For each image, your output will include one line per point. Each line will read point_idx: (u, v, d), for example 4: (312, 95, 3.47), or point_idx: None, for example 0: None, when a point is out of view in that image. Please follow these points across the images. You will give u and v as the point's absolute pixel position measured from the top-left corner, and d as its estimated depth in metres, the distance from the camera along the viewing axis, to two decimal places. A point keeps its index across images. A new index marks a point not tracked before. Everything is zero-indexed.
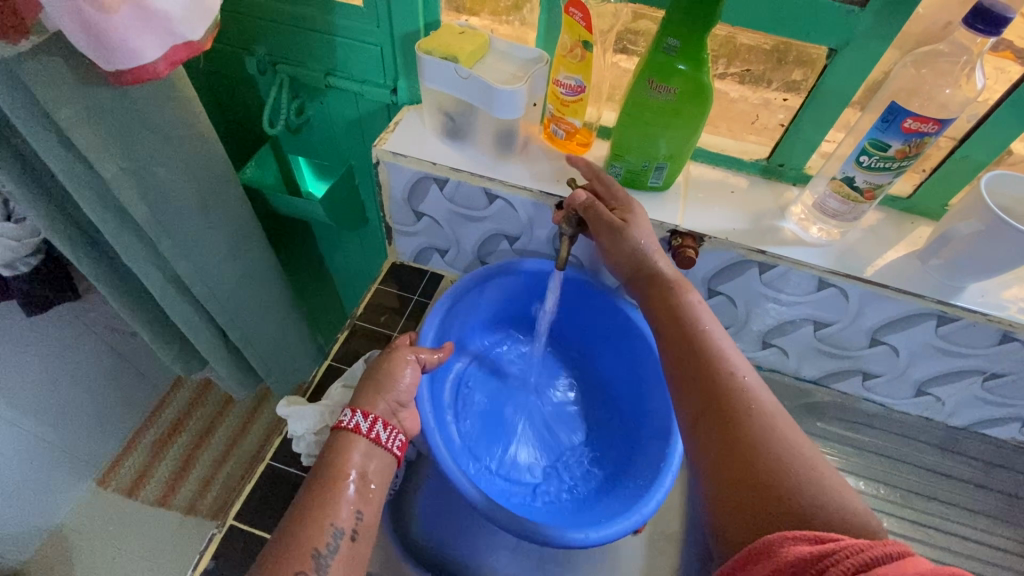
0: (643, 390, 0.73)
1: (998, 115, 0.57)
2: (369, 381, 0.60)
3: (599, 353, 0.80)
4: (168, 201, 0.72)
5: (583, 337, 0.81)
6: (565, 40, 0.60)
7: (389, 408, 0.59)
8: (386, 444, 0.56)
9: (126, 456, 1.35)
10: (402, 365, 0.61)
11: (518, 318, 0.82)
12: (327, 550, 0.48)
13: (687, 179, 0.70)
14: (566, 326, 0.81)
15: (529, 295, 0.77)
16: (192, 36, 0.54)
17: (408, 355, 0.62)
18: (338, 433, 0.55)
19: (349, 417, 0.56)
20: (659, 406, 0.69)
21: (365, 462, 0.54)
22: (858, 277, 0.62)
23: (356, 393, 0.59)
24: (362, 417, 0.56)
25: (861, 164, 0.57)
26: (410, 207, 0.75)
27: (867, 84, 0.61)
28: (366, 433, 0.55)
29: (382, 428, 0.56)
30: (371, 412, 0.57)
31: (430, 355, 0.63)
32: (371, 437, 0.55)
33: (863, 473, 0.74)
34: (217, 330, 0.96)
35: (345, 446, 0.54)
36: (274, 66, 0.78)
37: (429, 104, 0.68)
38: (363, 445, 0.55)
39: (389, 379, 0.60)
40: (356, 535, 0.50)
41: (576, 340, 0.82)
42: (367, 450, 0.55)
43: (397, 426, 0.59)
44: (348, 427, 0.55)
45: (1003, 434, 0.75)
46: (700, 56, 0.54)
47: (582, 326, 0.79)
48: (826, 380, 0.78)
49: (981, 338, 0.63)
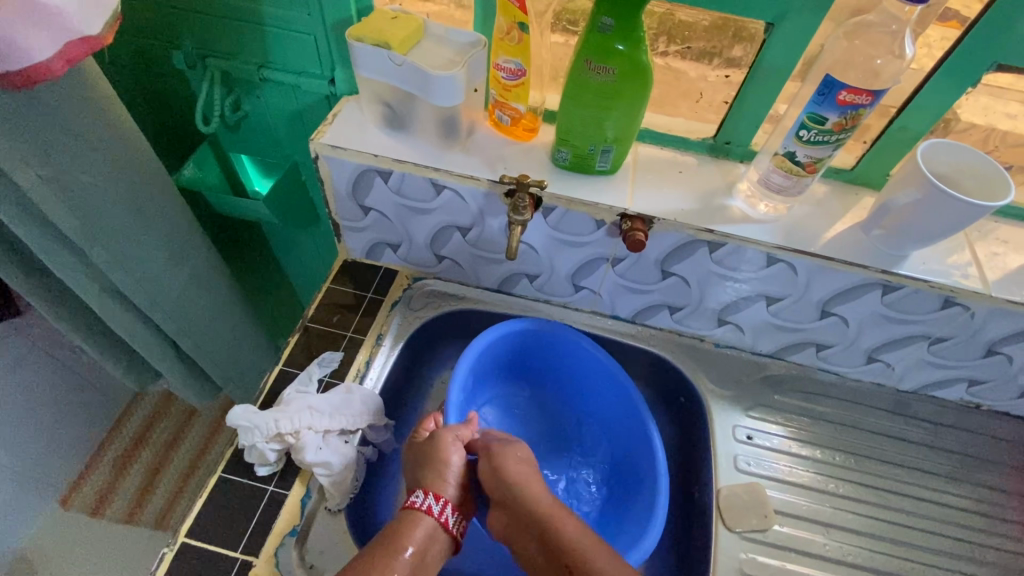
0: (616, 425, 0.77)
1: (932, 83, 0.59)
2: (425, 464, 0.60)
3: (568, 390, 0.81)
4: (98, 209, 0.68)
5: (551, 376, 0.81)
6: (501, 23, 0.58)
7: (455, 492, 0.59)
8: (453, 528, 0.56)
9: (88, 475, 1.30)
10: (455, 449, 0.62)
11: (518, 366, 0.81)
12: None
13: (635, 161, 0.69)
14: (535, 368, 0.81)
15: (515, 341, 0.77)
16: (88, 30, 0.50)
17: (453, 435, 0.63)
18: (409, 513, 0.55)
19: (421, 499, 0.56)
20: (637, 445, 0.74)
21: (427, 543, 0.54)
22: (804, 251, 0.63)
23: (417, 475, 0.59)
24: (433, 499, 0.56)
25: (801, 138, 0.57)
26: (356, 201, 0.72)
27: (805, 58, 0.61)
28: (436, 515, 0.55)
29: (451, 513, 0.57)
30: (443, 496, 0.57)
31: (468, 432, 0.64)
32: (441, 519, 0.55)
33: (820, 443, 0.76)
34: (165, 339, 0.91)
35: (416, 522, 0.55)
36: (204, 60, 0.74)
37: (367, 94, 0.65)
38: (430, 526, 0.55)
39: (444, 459, 0.60)
40: None
41: (545, 378, 0.82)
42: (432, 531, 0.55)
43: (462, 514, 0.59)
44: (420, 507, 0.55)
45: (951, 395, 0.78)
46: (637, 34, 0.53)
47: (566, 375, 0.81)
48: (782, 353, 0.78)
49: (924, 305, 0.65)
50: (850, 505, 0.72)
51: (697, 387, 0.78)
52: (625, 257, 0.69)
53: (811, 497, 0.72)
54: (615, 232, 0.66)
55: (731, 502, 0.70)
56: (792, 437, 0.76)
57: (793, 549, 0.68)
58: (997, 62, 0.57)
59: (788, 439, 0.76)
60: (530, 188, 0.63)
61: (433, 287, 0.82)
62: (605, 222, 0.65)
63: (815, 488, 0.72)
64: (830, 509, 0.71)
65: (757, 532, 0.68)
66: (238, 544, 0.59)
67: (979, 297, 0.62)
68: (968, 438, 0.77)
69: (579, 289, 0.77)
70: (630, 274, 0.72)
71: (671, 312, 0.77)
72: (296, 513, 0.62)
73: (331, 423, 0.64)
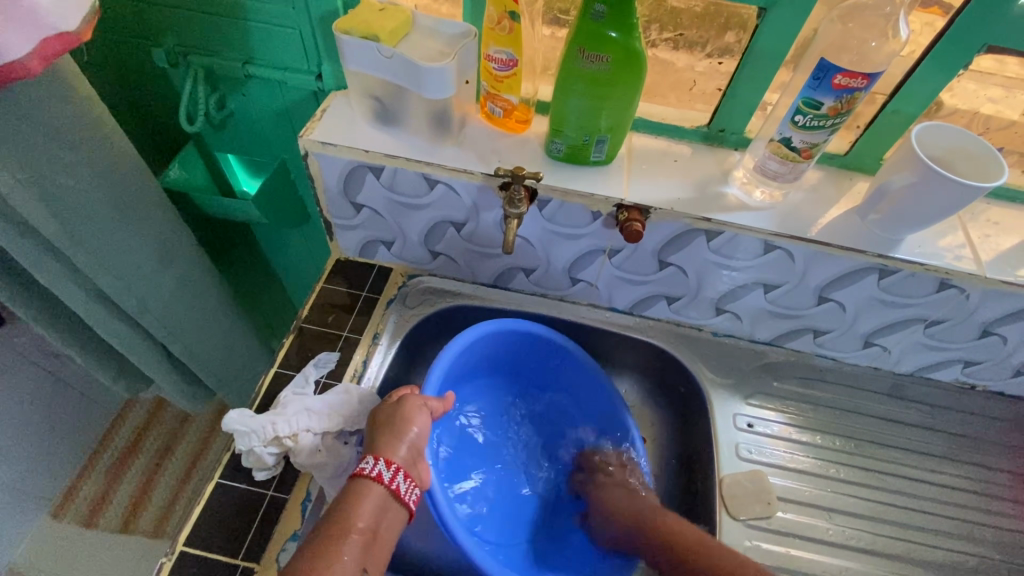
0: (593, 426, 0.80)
1: (924, 66, 0.59)
2: (383, 426, 0.58)
3: (551, 388, 0.82)
4: (81, 212, 0.66)
5: (536, 380, 0.82)
6: (491, 13, 0.57)
7: (411, 457, 0.58)
8: (406, 496, 0.55)
9: (80, 485, 1.27)
10: (416, 412, 0.60)
11: (501, 361, 0.79)
12: None
13: (630, 151, 0.68)
14: (523, 370, 0.81)
15: (503, 341, 0.76)
16: (65, 26, 0.48)
17: (419, 402, 0.61)
18: (358, 482, 0.54)
19: (371, 465, 0.55)
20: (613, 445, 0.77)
21: (378, 515, 0.53)
22: (801, 238, 0.63)
23: (372, 440, 0.58)
24: (384, 466, 0.55)
25: (797, 124, 0.57)
26: (348, 199, 0.71)
27: (798, 42, 0.61)
28: (387, 484, 0.54)
29: (402, 479, 0.55)
30: (394, 462, 0.56)
31: (440, 405, 0.63)
32: (392, 488, 0.54)
33: (819, 428, 0.76)
34: (155, 344, 0.89)
35: (364, 493, 0.53)
36: (186, 57, 0.72)
37: (356, 89, 0.64)
38: (381, 495, 0.54)
39: (404, 422, 0.59)
40: None
41: (531, 380, 0.82)
42: (384, 501, 0.54)
43: (417, 477, 0.58)
44: (370, 475, 0.54)
45: (947, 376, 0.78)
46: (630, 21, 0.53)
47: (546, 371, 0.81)
48: (779, 340, 0.78)
49: (920, 287, 0.65)
50: (850, 489, 0.72)
51: (696, 376, 0.78)
52: (622, 248, 0.69)
53: (812, 482, 0.72)
54: (611, 223, 0.66)
55: (733, 491, 0.70)
56: (791, 423, 0.76)
57: (797, 535, 0.68)
58: (988, 43, 0.57)
59: (788, 425, 0.76)
60: (524, 180, 0.61)
61: (428, 284, 0.81)
62: (601, 213, 0.65)
63: (815, 473, 0.73)
64: (831, 493, 0.71)
65: (760, 519, 0.68)
66: (239, 550, 0.58)
67: (974, 278, 0.62)
68: (964, 419, 0.78)
69: (576, 283, 0.77)
70: (627, 265, 0.71)
71: (669, 302, 0.76)
72: (297, 516, 0.61)
73: (329, 424, 0.63)
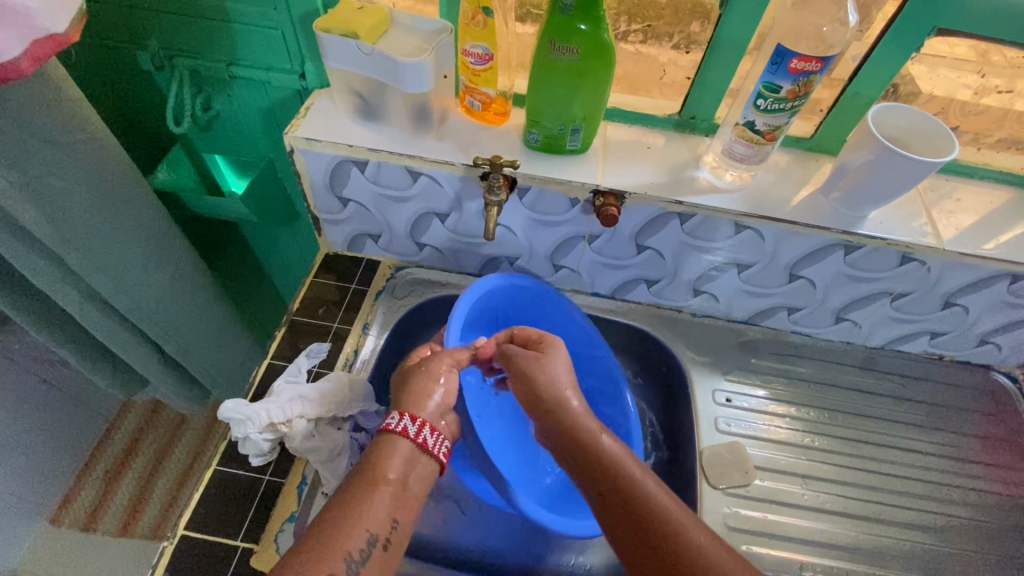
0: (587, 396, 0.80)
1: (878, 51, 0.63)
2: (401, 390, 0.61)
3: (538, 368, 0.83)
4: (73, 212, 0.67)
5: None
6: (466, 8, 0.60)
7: (435, 413, 0.60)
8: (432, 448, 0.57)
9: (79, 490, 1.28)
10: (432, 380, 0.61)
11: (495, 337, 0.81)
12: (359, 556, 0.48)
13: (605, 140, 0.71)
14: None
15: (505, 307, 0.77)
16: (54, 28, 0.50)
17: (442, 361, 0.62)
18: (385, 437, 0.56)
19: (395, 420, 0.57)
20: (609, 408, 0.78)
21: (408, 469, 0.55)
22: (769, 218, 0.66)
23: (395, 401, 0.61)
24: (409, 421, 0.57)
25: (759, 107, 0.60)
26: (334, 193, 0.73)
27: (759, 31, 0.64)
28: (413, 436, 0.56)
29: (429, 432, 0.57)
30: (418, 416, 0.58)
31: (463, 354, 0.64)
32: (419, 440, 0.56)
33: (796, 401, 0.79)
34: (150, 343, 0.91)
35: (391, 447, 0.55)
36: (171, 60, 0.74)
37: (338, 87, 0.66)
38: (407, 450, 0.56)
39: (419, 385, 0.61)
40: (388, 543, 0.50)
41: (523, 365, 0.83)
42: (412, 453, 0.56)
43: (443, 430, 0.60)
44: (395, 429, 0.56)
45: (915, 348, 0.82)
46: (597, 13, 0.55)
47: None
48: (756, 318, 0.82)
49: (884, 262, 0.68)
50: (827, 457, 0.75)
51: (678, 356, 0.81)
52: (601, 234, 0.72)
53: (787, 451, 0.75)
54: (589, 210, 0.68)
55: (713, 462, 0.73)
56: (769, 397, 0.79)
57: (774, 501, 0.71)
58: (937, 27, 0.60)
59: (766, 399, 0.79)
60: (503, 168, 0.63)
61: (416, 275, 0.83)
62: (579, 200, 0.67)
63: (793, 443, 0.76)
64: (807, 461, 0.75)
65: (739, 488, 0.72)
66: (238, 532, 0.61)
67: (934, 251, 0.66)
68: (935, 388, 0.82)
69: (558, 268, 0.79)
70: (606, 250, 0.74)
71: (649, 285, 0.79)
72: (293, 499, 0.63)
73: (322, 410, 0.65)
